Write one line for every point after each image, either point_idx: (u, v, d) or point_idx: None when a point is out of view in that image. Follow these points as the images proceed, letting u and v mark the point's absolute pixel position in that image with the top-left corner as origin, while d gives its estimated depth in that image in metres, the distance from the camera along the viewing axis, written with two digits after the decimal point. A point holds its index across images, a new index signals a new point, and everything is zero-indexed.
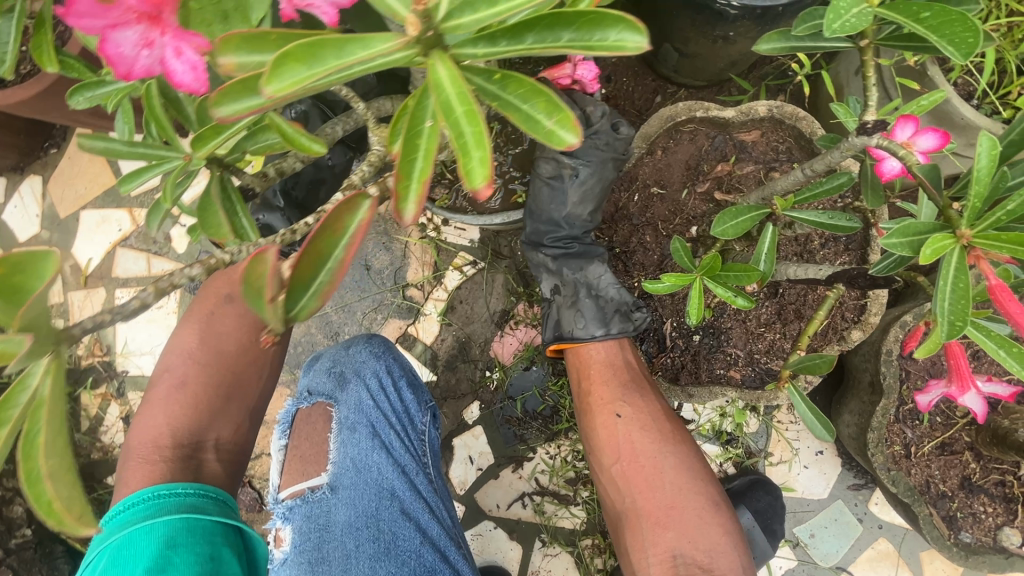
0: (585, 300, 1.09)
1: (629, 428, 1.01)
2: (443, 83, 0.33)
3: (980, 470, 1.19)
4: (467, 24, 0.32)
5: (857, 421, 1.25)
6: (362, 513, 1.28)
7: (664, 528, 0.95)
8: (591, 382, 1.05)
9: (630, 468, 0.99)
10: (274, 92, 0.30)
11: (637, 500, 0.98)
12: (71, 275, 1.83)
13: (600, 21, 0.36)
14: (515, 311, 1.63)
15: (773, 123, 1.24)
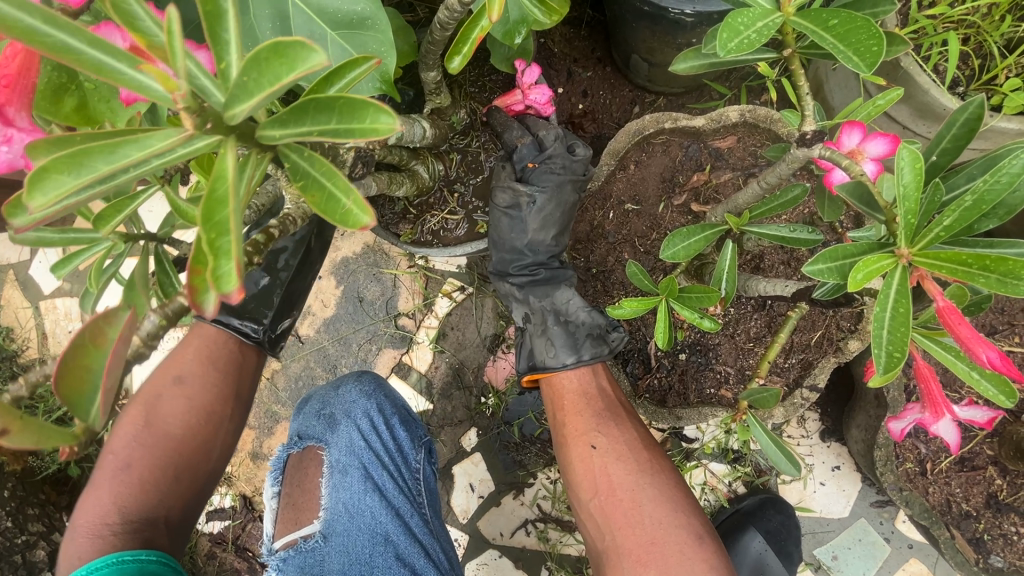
0: (552, 327, 1.08)
1: (604, 460, 0.99)
2: (224, 172, 0.36)
3: (1008, 487, 1.07)
4: (239, 115, 0.35)
5: (864, 436, 1.17)
6: (356, 560, 1.22)
7: (644, 566, 0.90)
8: (567, 415, 1.04)
9: (607, 503, 0.97)
10: (39, 206, 0.32)
11: (617, 537, 0.94)
12: None
13: (353, 105, 0.36)
14: (506, 335, 1.61)
15: (748, 127, 1.19)
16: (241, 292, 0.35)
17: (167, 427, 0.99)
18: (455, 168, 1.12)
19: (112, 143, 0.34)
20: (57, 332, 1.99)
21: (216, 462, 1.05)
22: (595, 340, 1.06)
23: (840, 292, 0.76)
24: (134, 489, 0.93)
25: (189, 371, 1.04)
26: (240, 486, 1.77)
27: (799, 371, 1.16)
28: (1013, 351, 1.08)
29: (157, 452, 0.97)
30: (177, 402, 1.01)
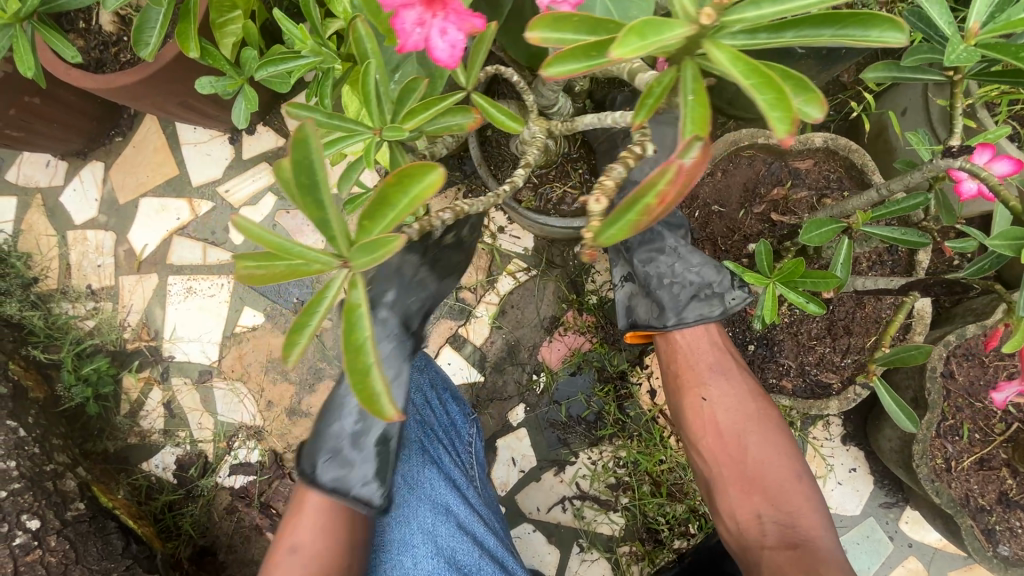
0: (657, 291, 1.15)
1: (715, 409, 1.10)
2: (726, 60, 0.46)
3: (1016, 486, 1.26)
4: (750, 16, 0.47)
5: (900, 434, 1.32)
6: (420, 530, 1.26)
7: (750, 494, 1.04)
8: (680, 366, 1.14)
9: (716, 444, 1.09)
10: (615, 55, 0.46)
11: (722, 473, 1.07)
12: (123, 258, 1.89)
13: (865, 21, 0.49)
14: (565, 318, 1.70)
15: (827, 153, 1.35)
16: (789, 138, 0.46)
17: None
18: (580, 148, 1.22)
19: (660, 22, 0.46)
20: (83, 265, 1.89)
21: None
22: (702, 301, 1.14)
23: (986, 270, 0.85)
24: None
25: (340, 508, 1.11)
26: (271, 441, 1.75)
27: (853, 371, 1.31)
28: None
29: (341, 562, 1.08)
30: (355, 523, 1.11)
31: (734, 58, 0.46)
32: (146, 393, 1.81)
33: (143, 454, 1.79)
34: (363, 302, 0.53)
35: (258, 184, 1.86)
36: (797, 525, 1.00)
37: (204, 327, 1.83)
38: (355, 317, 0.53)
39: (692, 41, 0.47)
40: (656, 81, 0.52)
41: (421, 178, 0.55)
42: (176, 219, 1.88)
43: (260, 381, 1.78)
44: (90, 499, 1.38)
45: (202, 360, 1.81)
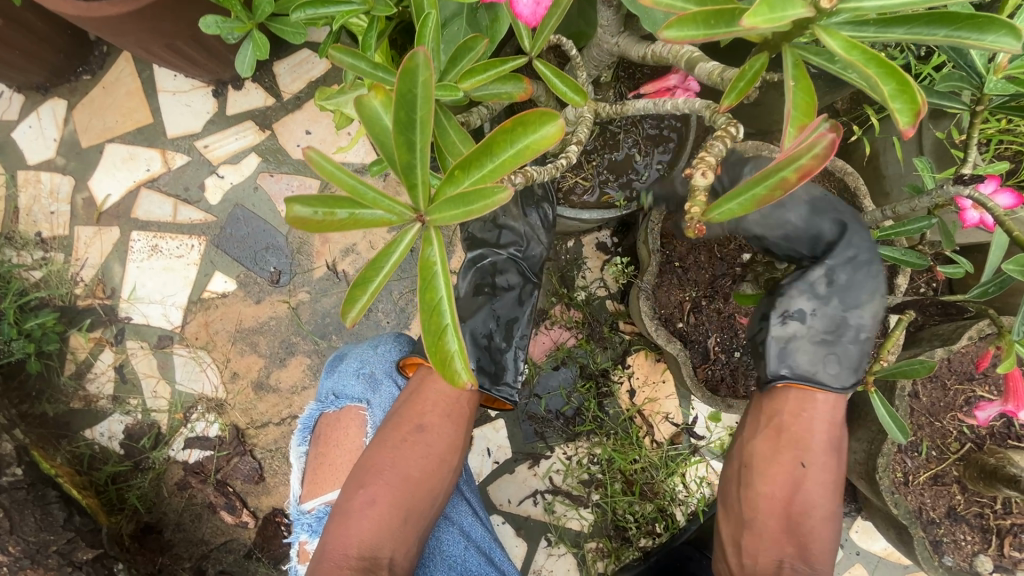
0: (847, 346, 1.10)
1: (815, 477, 1.10)
2: (839, 49, 0.48)
3: (964, 502, 1.34)
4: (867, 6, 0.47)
5: (865, 447, 1.39)
6: None
7: (778, 544, 1.11)
8: (802, 426, 1.10)
9: (788, 500, 1.10)
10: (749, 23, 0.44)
11: (767, 521, 1.11)
12: (81, 207, 1.74)
13: (984, 25, 0.47)
14: (552, 312, 1.69)
15: (823, 173, 1.39)
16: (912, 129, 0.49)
17: (407, 475, 1.10)
18: (594, 140, 1.22)
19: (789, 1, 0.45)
20: (33, 209, 1.73)
21: (445, 475, 1.14)
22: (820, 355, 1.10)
23: (983, 292, 0.88)
24: (377, 529, 1.07)
25: (428, 422, 1.13)
26: (232, 415, 1.65)
27: None
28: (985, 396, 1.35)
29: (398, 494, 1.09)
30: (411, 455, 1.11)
31: (849, 46, 0.48)
32: (96, 354, 1.67)
33: (86, 421, 1.65)
34: (440, 261, 0.56)
35: (241, 143, 1.75)
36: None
37: (168, 289, 1.71)
38: (434, 276, 0.56)
39: (804, 27, 0.50)
40: (750, 64, 0.57)
41: (536, 130, 0.55)
42: (147, 171, 1.75)
43: (226, 352, 1.68)
44: (30, 464, 1.23)
45: (163, 324, 1.69)
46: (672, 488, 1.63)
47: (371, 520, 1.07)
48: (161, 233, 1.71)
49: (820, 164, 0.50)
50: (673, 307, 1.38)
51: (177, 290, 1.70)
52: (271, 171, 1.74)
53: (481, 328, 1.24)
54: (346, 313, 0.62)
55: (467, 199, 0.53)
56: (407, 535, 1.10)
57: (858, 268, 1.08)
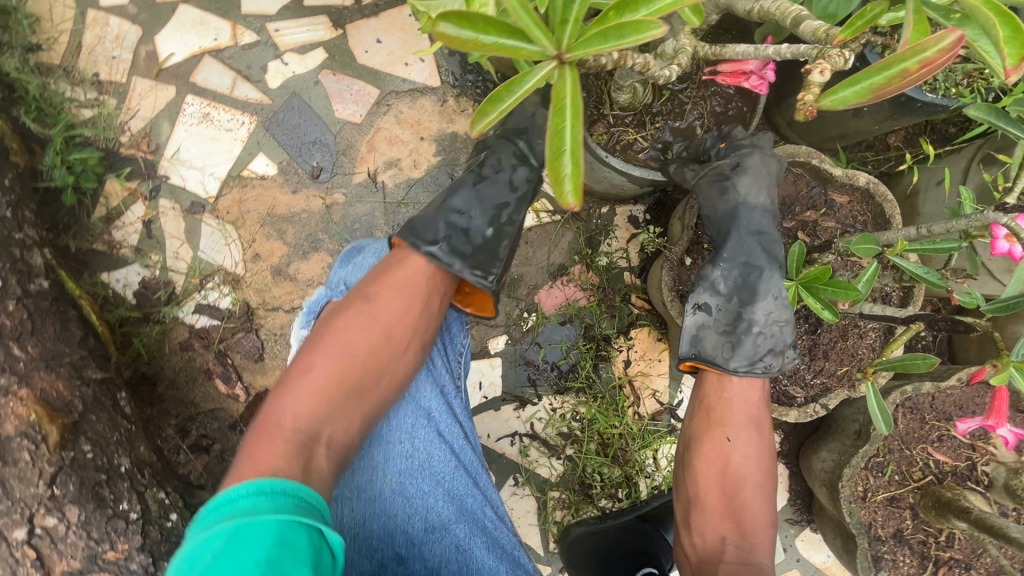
0: (742, 336, 1.20)
1: (736, 454, 1.16)
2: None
3: (912, 527, 1.41)
4: None
5: (834, 457, 1.46)
6: (397, 426, 1.18)
7: (723, 518, 1.13)
8: (720, 403, 1.19)
9: (720, 476, 1.15)
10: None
11: (707, 496, 1.15)
12: (143, 59, 1.76)
13: None
14: (571, 270, 1.74)
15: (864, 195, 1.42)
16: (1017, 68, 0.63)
17: (356, 348, 1.08)
18: (661, 105, 1.26)
19: None
20: (95, 49, 1.74)
21: (397, 354, 1.12)
22: (725, 339, 1.21)
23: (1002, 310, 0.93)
24: (318, 403, 1.03)
25: (382, 298, 1.13)
26: (246, 292, 1.70)
27: (817, 392, 1.43)
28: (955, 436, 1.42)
29: (348, 367, 1.06)
30: (364, 327, 1.09)
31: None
32: (127, 204, 1.70)
33: (105, 264, 1.69)
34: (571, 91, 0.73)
35: (311, 35, 1.76)
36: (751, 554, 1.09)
37: (210, 159, 1.74)
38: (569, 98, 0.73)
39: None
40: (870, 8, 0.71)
41: None
42: (215, 40, 1.76)
43: (254, 232, 1.71)
44: (56, 281, 1.29)
45: (198, 191, 1.72)
46: (643, 459, 1.71)
47: (312, 393, 1.03)
48: (216, 103, 1.73)
49: (945, 57, 0.64)
50: (692, 286, 1.43)
51: (218, 161, 1.73)
52: (335, 69, 1.76)
53: (457, 206, 1.28)
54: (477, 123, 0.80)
55: (621, 33, 0.68)
56: (349, 414, 1.05)
57: (750, 272, 1.20)
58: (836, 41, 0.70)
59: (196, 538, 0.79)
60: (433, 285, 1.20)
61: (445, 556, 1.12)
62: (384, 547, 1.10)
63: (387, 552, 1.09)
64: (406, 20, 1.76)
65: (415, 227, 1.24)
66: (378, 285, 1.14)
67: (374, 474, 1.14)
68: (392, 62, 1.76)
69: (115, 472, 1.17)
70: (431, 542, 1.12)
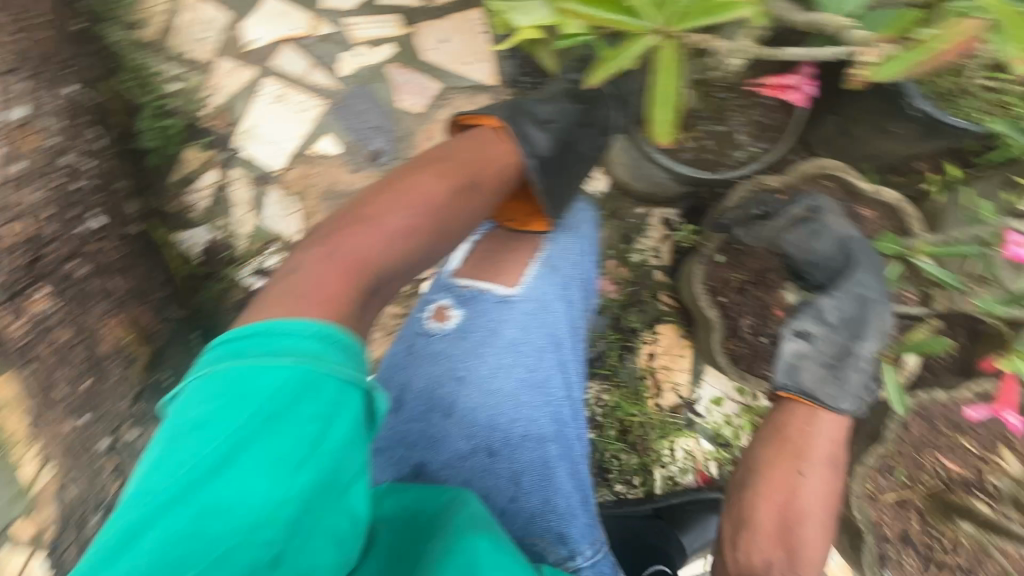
0: (849, 370, 1.21)
1: (807, 489, 1.16)
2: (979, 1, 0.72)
3: (918, 530, 1.48)
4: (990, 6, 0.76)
5: (846, 457, 1.54)
6: (529, 341, 1.22)
7: (777, 546, 1.15)
8: (801, 435, 1.20)
9: (789, 509, 1.16)
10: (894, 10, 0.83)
11: (763, 518, 1.17)
12: (229, 42, 1.93)
13: None
14: (605, 264, 1.85)
15: (889, 210, 1.50)
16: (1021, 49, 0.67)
17: (439, 216, 1.02)
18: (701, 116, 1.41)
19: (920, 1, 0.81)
20: (188, 30, 1.92)
21: (462, 233, 1.08)
22: (833, 375, 1.21)
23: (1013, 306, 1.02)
24: (391, 248, 0.96)
25: (479, 174, 1.08)
26: None
27: None
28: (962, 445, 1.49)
29: (427, 227, 1.01)
30: (454, 197, 1.04)
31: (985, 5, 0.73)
32: (203, 171, 1.86)
33: (178, 223, 1.84)
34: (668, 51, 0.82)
35: (383, 31, 1.92)
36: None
37: (280, 135, 1.89)
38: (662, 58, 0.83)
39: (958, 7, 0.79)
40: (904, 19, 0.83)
41: None
42: (294, 29, 1.93)
43: (314, 205, 1.86)
44: None
45: (268, 164, 1.87)
46: (660, 449, 1.79)
47: (381, 243, 0.96)
48: (291, 85, 1.89)
49: None
50: (720, 281, 1.53)
51: (288, 138, 1.88)
52: (402, 63, 1.91)
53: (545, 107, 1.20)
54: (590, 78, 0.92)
55: (718, 12, 0.77)
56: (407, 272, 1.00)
57: (864, 305, 1.25)
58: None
59: (213, 368, 0.73)
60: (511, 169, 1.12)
61: (531, 466, 1.15)
62: (483, 436, 1.15)
63: (483, 440, 1.15)
64: (471, 22, 1.91)
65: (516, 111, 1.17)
66: (472, 155, 1.09)
67: (498, 374, 1.18)
68: (455, 61, 1.91)
69: None
70: (523, 449, 1.15)
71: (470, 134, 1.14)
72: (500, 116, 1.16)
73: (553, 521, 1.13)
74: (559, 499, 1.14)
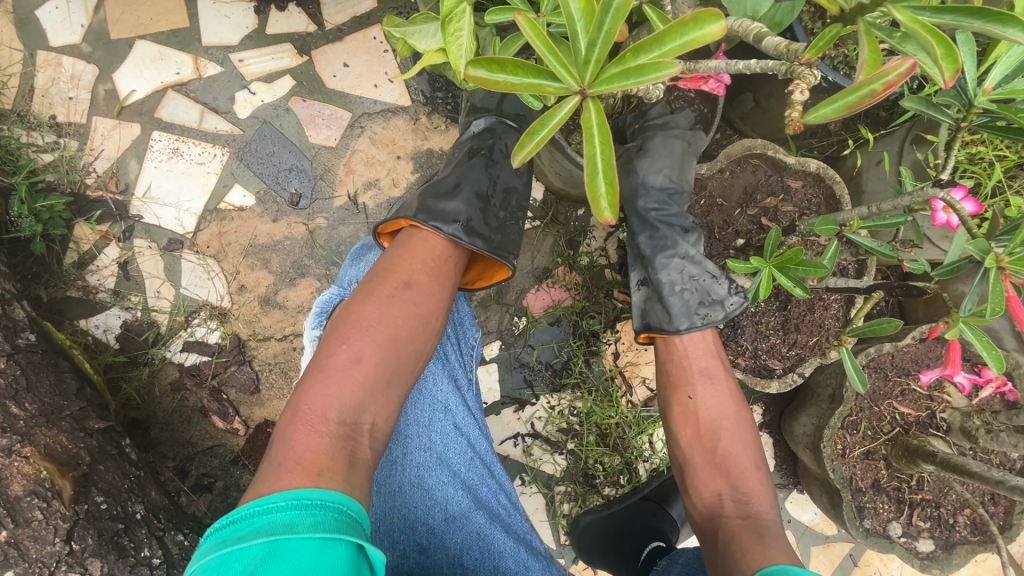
0: (670, 297, 1.36)
1: (701, 409, 1.27)
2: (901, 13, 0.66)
3: (887, 476, 1.56)
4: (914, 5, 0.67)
5: (813, 421, 1.59)
6: (416, 421, 1.21)
7: (715, 477, 1.19)
8: (677, 366, 1.32)
9: (697, 435, 1.25)
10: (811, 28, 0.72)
11: (694, 459, 1.23)
12: (102, 98, 1.72)
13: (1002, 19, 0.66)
14: (555, 272, 1.81)
15: (816, 179, 1.54)
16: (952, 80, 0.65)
17: (395, 332, 0.98)
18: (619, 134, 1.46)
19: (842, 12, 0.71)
20: (50, 92, 1.69)
21: (431, 338, 1.04)
22: (660, 305, 1.38)
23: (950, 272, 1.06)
24: (359, 387, 0.91)
25: (417, 279, 1.06)
26: (235, 325, 1.68)
27: (793, 363, 1.54)
28: (915, 389, 1.56)
29: (388, 349, 0.96)
30: (405, 310, 1.01)
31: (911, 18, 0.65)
32: (100, 247, 1.67)
33: (82, 310, 1.65)
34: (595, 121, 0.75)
35: (277, 63, 1.77)
36: (748, 500, 1.14)
37: (183, 194, 1.71)
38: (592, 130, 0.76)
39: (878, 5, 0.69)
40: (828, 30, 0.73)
41: (703, 26, 0.69)
42: (176, 74, 1.74)
43: (237, 263, 1.70)
44: (42, 333, 1.26)
45: (175, 227, 1.70)
46: (640, 445, 1.80)
47: (347, 386, 0.90)
48: (185, 137, 1.71)
49: (902, 81, 0.66)
50: None
51: (193, 195, 1.71)
52: (304, 96, 1.77)
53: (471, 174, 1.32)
54: (517, 155, 0.84)
55: (641, 72, 0.70)
56: (388, 399, 0.95)
57: (660, 237, 1.37)
58: (802, 60, 0.72)
59: (198, 561, 0.69)
60: (450, 259, 1.16)
61: (467, 543, 1.13)
62: (406, 538, 1.11)
63: (409, 542, 1.11)
64: (372, 41, 1.79)
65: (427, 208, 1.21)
66: (410, 266, 1.07)
67: (396, 468, 1.16)
68: (361, 84, 1.79)
69: (132, 519, 1.20)
70: (451, 532, 1.14)
71: (397, 245, 1.12)
72: (410, 214, 1.19)
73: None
74: (508, 560, 1.14)
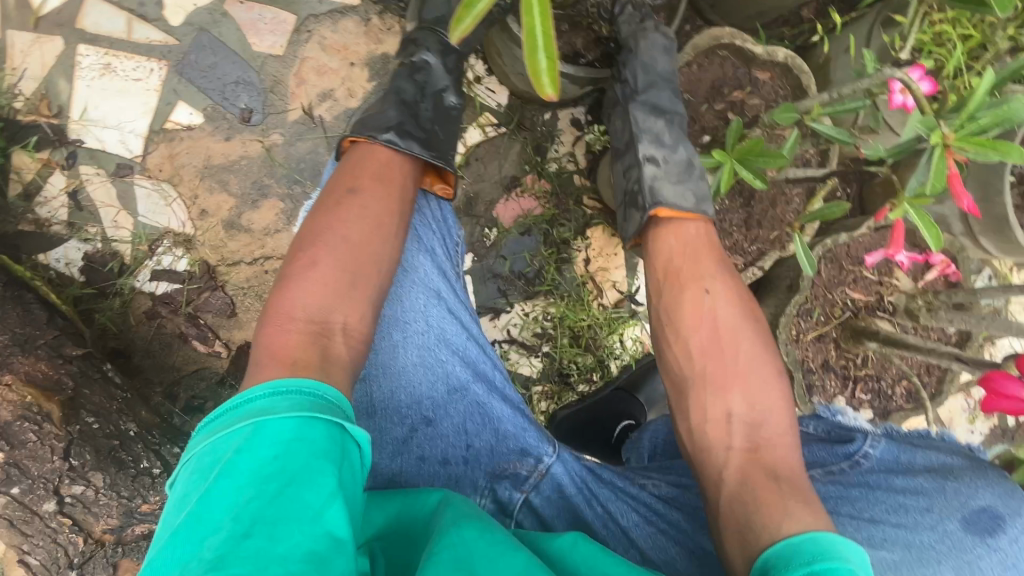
0: (691, 173, 1.35)
1: (714, 303, 1.21)
2: None
3: (836, 355, 1.69)
4: None
5: (771, 311, 1.69)
6: (409, 305, 1.19)
7: (728, 390, 1.13)
8: (685, 263, 1.26)
9: (709, 339, 1.18)
10: None
11: (707, 365, 1.16)
12: (14, 8, 1.55)
13: None
14: (524, 180, 1.79)
15: (783, 69, 1.50)
16: None
17: (347, 237, 1.03)
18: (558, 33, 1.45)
19: None
20: None
21: (388, 239, 1.08)
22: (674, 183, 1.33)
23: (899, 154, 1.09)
24: (325, 289, 0.98)
25: (364, 187, 1.11)
26: (202, 251, 1.65)
27: (753, 257, 1.59)
28: (867, 276, 1.65)
29: (345, 251, 1.01)
30: (355, 214, 1.06)
31: None
32: (45, 176, 1.58)
33: (38, 244, 1.59)
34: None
35: None
36: (763, 415, 1.10)
37: (124, 114, 1.61)
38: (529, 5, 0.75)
39: None
40: None
41: None
42: None
43: (194, 187, 1.64)
44: None
45: (121, 151, 1.61)
46: (611, 344, 1.89)
47: (312, 287, 0.97)
48: (115, 50, 1.58)
49: None
50: None
51: (134, 115, 1.61)
52: None
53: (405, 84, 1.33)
54: (454, 30, 0.80)
55: None
56: (357, 299, 1.00)
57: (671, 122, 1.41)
58: None
59: (193, 448, 0.75)
60: (401, 168, 1.19)
61: (469, 412, 1.15)
62: (412, 412, 1.13)
63: (416, 416, 1.13)
64: None
65: (367, 124, 1.24)
66: (357, 176, 1.12)
67: (396, 350, 1.15)
68: None
69: (126, 436, 1.26)
70: (454, 402, 1.15)
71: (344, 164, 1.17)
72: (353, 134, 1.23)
73: (512, 443, 1.16)
74: (507, 424, 1.17)
